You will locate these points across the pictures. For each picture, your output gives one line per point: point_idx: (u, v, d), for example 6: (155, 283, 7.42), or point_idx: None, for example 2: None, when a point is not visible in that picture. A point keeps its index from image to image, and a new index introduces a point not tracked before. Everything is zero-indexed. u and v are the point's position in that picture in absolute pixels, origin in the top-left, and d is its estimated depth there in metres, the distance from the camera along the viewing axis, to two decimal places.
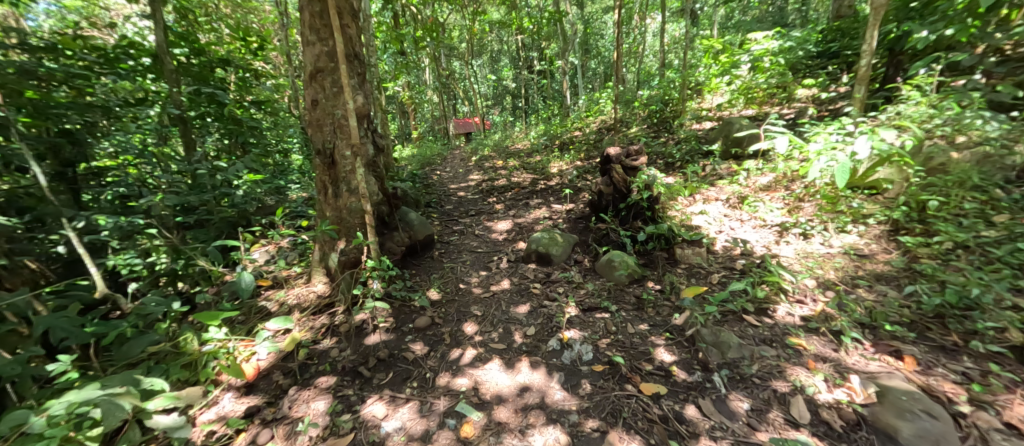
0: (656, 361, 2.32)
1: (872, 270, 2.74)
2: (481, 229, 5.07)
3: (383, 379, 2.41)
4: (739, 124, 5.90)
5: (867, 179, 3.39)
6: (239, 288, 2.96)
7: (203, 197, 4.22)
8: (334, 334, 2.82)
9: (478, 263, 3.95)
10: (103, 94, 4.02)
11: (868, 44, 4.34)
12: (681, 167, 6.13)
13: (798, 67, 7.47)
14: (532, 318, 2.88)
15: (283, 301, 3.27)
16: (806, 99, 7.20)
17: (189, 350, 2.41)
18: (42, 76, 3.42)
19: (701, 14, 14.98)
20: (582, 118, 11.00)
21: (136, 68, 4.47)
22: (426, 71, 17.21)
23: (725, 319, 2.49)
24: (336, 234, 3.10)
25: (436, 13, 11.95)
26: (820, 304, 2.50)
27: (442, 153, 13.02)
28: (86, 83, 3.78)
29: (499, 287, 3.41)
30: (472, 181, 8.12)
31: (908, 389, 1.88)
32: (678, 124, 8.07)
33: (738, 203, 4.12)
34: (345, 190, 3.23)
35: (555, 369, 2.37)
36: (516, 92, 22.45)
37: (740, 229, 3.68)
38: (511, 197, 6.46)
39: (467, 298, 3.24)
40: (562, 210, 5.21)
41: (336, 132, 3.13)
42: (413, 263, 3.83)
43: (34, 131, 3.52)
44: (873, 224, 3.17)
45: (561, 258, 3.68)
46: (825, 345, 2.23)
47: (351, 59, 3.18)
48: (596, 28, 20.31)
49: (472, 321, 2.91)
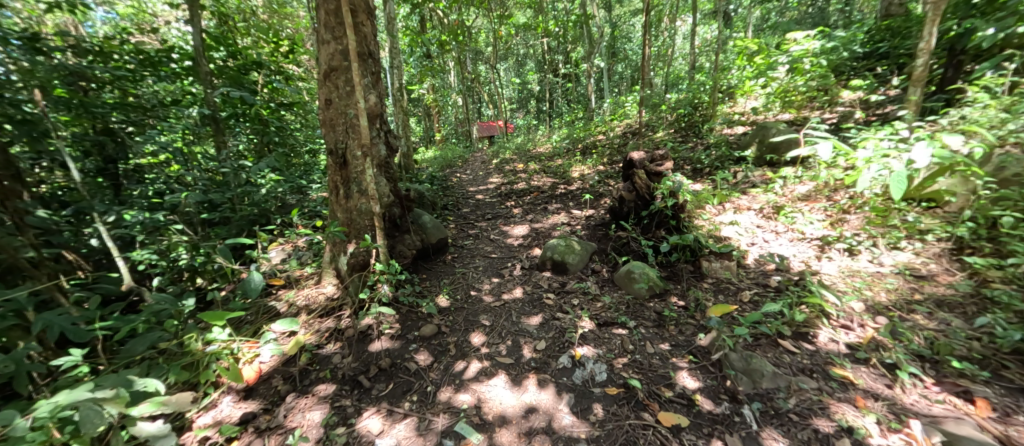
0: (678, 387, 2.09)
1: (932, 295, 2.42)
2: (498, 233, 4.95)
3: (382, 390, 2.30)
4: (775, 129, 5.53)
5: (925, 190, 3.05)
6: (249, 288, 2.94)
7: (227, 196, 4.27)
8: (338, 339, 2.73)
9: (491, 269, 3.82)
10: (145, 95, 4.17)
11: (925, 42, 3.94)
12: (710, 173, 5.82)
13: (842, 69, 7.09)
14: (544, 331, 2.70)
15: (294, 301, 3.23)
16: (850, 103, 6.74)
17: (192, 350, 2.38)
18: (88, 77, 3.55)
19: (735, 16, 14.50)
20: (607, 122, 10.75)
21: (178, 70, 4.58)
22: (452, 75, 17.36)
23: (757, 343, 2.23)
24: (344, 236, 3.03)
25: (463, 17, 11.99)
26: (870, 331, 2.20)
27: (464, 155, 13.02)
28: (131, 85, 4.03)
29: (511, 296, 3.26)
30: (493, 183, 8.03)
31: (982, 440, 1.59)
32: (707, 129, 7.75)
33: (772, 212, 3.82)
34: (356, 191, 3.16)
35: (565, 389, 2.18)
36: (541, 95, 22.38)
37: (774, 242, 3.40)
38: (529, 201, 6.32)
39: (477, 307, 3.10)
40: (582, 217, 5.03)
41: (347, 132, 3.07)
42: (425, 267, 3.74)
43: (82, 128, 3.68)
44: (931, 242, 2.85)
45: (578, 267, 3.52)
46: (876, 380, 1.95)
47: (365, 58, 3.11)
48: (624, 30, 19.99)
49: (480, 332, 2.76)
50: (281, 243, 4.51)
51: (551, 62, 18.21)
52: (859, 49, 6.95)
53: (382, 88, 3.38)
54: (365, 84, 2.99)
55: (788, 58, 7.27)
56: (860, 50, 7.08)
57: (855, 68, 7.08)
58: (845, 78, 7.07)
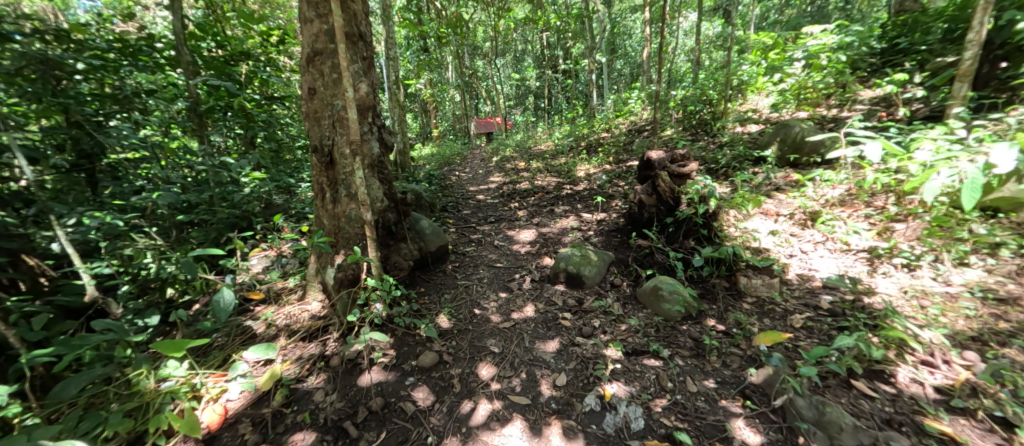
0: (736, 442, 1.73)
1: (1022, 323, 2.06)
2: (502, 239, 4.55)
3: (372, 441, 1.94)
4: (799, 128, 5.17)
5: (993, 197, 2.68)
6: (217, 308, 2.54)
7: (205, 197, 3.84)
8: (323, 370, 2.35)
9: (497, 281, 3.43)
10: (123, 83, 3.65)
11: (975, 33, 3.56)
12: (728, 174, 5.46)
13: (859, 65, 6.79)
14: (563, 361, 2.33)
15: (274, 321, 2.84)
16: (869, 101, 6.41)
17: (142, 389, 1.99)
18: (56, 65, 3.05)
19: (737, 13, 14.22)
20: (611, 119, 10.36)
21: (161, 61, 4.15)
22: (449, 70, 16.89)
23: (824, 385, 1.88)
24: (330, 247, 2.62)
25: (462, 9, 11.47)
26: (962, 371, 1.83)
27: (462, 152, 12.57)
28: (111, 74, 3.56)
29: (521, 315, 2.87)
30: (493, 182, 7.64)
31: None
32: (719, 127, 7.38)
33: (805, 219, 3.44)
34: (344, 194, 2.75)
35: (596, 442, 1.82)
36: (540, 91, 21.93)
37: (815, 253, 3.03)
38: (534, 203, 5.91)
39: (484, 328, 2.72)
40: (593, 221, 4.66)
41: (334, 127, 2.66)
42: (423, 279, 3.34)
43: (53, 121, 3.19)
44: (1006, 258, 2.48)
45: (595, 280, 3.15)
46: (983, 438, 1.59)
47: (355, 40, 2.69)
48: (624, 26, 19.59)
49: (489, 361, 2.39)
50: (263, 249, 4.12)
51: (550, 58, 17.81)
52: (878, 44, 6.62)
53: (377, 78, 2.99)
54: (356, 69, 2.58)
55: (803, 53, 6.96)
56: (878, 46, 6.76)
57: (874, 64, 6.76)
58: (863, 74, 6.74)
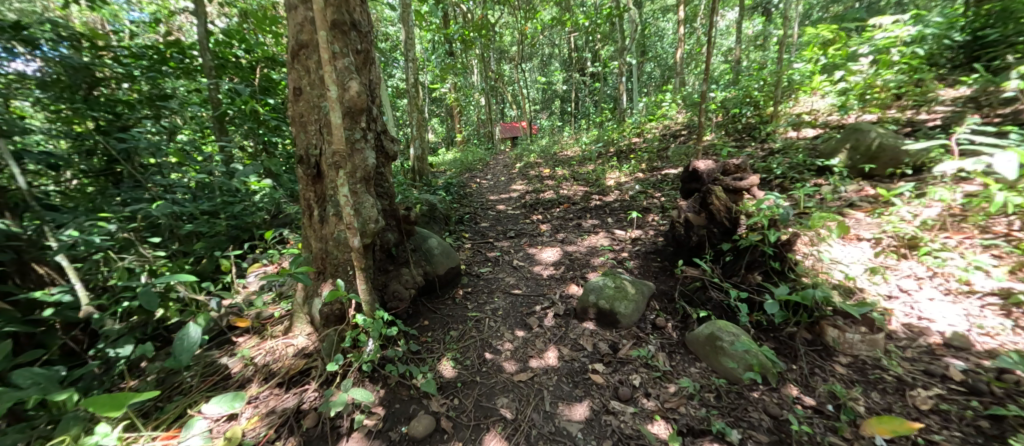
0: None
1: None
2: (522, 258, 4.04)
3: None
4: (874, 133, 4.55)
5: None
6: (183, 345, 2.12)
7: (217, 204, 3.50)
8: (296, 433, 1.92)
9: (514, 313, 2.91)
10: (152, 88, 3.47)
11: None
12: (783, 186, 4.77)
13: (936, 60, 5.86)
14: (595, 439, 1.83)
15: (252, 359, 2.40)
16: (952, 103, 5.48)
17: None
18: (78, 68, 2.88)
19: (779, 10, 13.26)
20: (643, 123, 9.66)
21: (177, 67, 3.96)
22: (474, 73, 16.61)
23: None
24: (308, 279, 2.15)
25: (488, 11, 11.08)
26: None
27: (485, 158, 12.17)
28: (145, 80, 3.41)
29: (542, 363, 2.35)
30: (516, 191, 7.17)
31: None
32: (768, 132, 6.60)
33: (899, 247, 2.76)
34: (332, 213, 2.30)
35: None
36: (566, 95, 21.35)
37: (924, 297, 2.38)
38: (560, 215, 5.37)
39: (497, 381, 2.23)
40: (626, 240, 4.09)
41: (321, 133, 2.22)
42: (428, 310, 2.87)
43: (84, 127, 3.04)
44: None
45: (632, 320, 2.63)
46: None
47: (350, 29, 2.23)
48: (656, 26, 18.77)
49: (501, 433, 1.91)
50: (263, 265, 3.55)
51: (578, 61, 17.25)
52: (963, 37, 5.66)
53: (378, 77, 2.55)
54: (349, 66, 2.14)
55: (870, 48, 6.12)
56: (959, 39, 5.69)
57: (956, 60, 5.84)
58: (942, 71, 5.80)
